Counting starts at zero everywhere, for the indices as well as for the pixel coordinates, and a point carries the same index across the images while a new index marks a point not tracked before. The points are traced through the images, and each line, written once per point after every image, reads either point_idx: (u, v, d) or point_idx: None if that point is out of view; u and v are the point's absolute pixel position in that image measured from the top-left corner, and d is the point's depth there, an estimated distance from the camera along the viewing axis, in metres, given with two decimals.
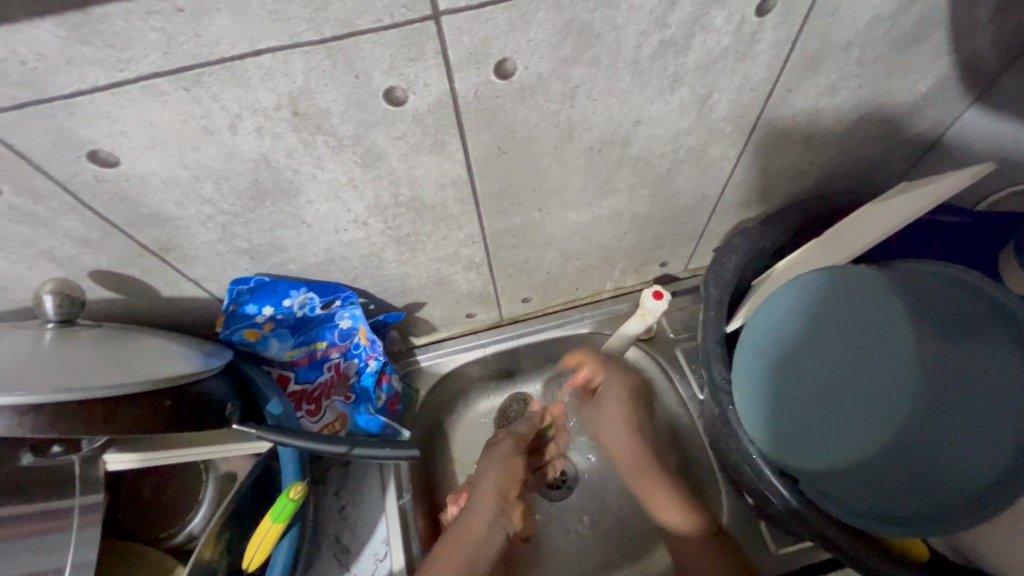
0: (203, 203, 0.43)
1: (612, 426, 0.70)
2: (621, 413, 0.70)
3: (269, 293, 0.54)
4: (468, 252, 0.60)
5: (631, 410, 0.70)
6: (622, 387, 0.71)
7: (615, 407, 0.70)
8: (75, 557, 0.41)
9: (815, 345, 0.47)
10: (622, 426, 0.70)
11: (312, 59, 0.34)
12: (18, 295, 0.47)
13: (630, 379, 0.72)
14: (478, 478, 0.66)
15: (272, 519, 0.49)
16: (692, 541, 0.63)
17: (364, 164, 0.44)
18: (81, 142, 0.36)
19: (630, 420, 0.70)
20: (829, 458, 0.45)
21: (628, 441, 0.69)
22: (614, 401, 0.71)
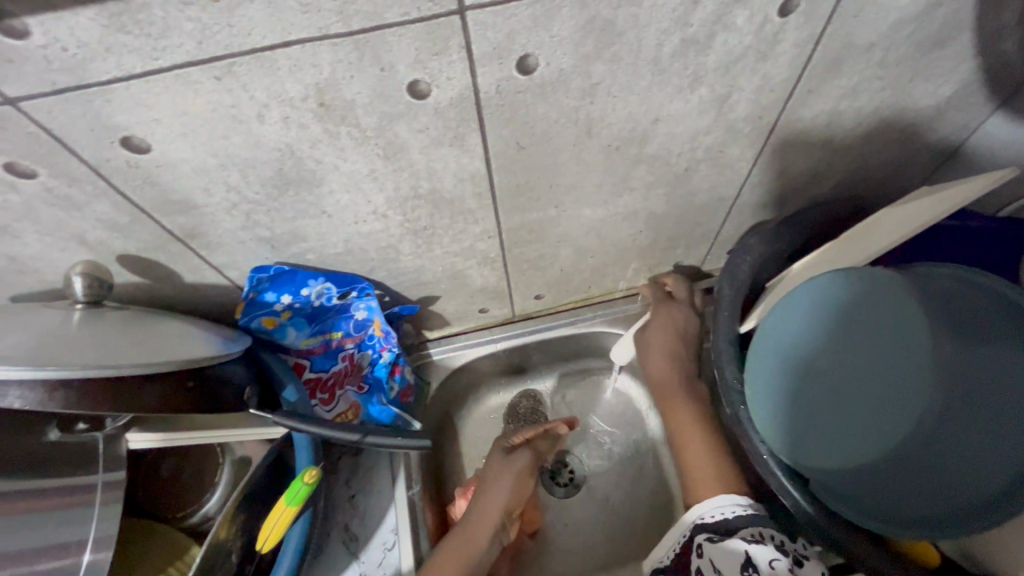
0: (229, 191, 0.44)
1: (652, 348, 0.68)
2: (665, 332, 0.69)
3: (288, 282, 0.55)
4: (484, 247, 0.61)
5: (676, 336, 0.69)
6: (669, 315, 0.70)
7: (660, 329, 0.69)
8: (97, 530, 0.43)
9: (831, 343, 0.47)
10: (665, 348, 0.68)
11: (340, 51, 0.35)
12: (48, 277, 0.48)
13: (680, 313, 0.71)
14: (479, 492, 0.63)
15: (287, 501, 0.49)
16: (706, 488, 0.54)
17: (386, 156, 0.44)
18: (116, 128, 0.37)
19: (675, 346, 0.68)
20: (840, 458, 0.45)
21: (665, 365, 0.67)
22: (660, 324, 0.70)
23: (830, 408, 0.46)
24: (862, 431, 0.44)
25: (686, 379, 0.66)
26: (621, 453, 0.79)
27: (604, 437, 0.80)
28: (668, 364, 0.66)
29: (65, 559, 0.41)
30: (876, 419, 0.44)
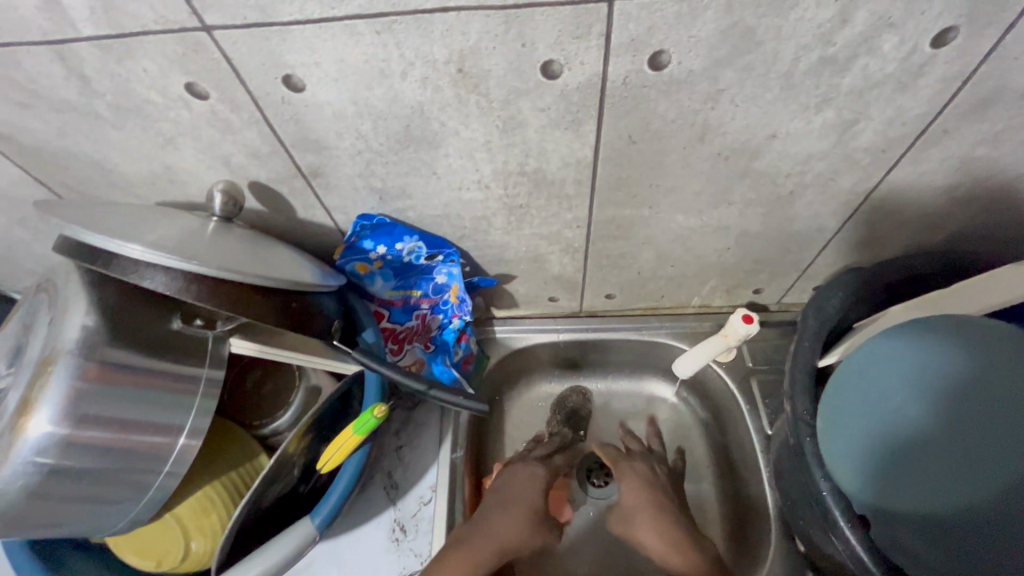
0: (357, 139, 0.48)
1: (642, 520, 0.62)
2: (640, 493, 0.64)
3: (386, 234, 0.59)
4: (570, 235, 0.62)
5: (650, 488, 0.65)
6: (632, 471, 0.67)
7: (634, 491, 0.65)
8: (195, 419, 0.47)
9: (921, 402, 0.44)
10: (651, 512, 0.62)
11: (489, 22, 0.38)
12: (190, 190, 0.54)
13: (642, 466, 0.68)
14: (505, 505, 0.62)
15: (355, 433, 0.52)
16: None
17: (504, 128, 0.47)
18: (283, 66, 0.41)
19: (654, 492, 0.65)
20: (916, 502, 0.43)
21: (660, 530, 0.60)
22: (635, 489, 0.65)
23: (915, 449, 0.43)
24: (948, 476, 0.42)
25: (683, 530, 0.60)
26: None
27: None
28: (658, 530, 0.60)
29: (164, 437, 0.46)
30: (964, 467, 0.42)
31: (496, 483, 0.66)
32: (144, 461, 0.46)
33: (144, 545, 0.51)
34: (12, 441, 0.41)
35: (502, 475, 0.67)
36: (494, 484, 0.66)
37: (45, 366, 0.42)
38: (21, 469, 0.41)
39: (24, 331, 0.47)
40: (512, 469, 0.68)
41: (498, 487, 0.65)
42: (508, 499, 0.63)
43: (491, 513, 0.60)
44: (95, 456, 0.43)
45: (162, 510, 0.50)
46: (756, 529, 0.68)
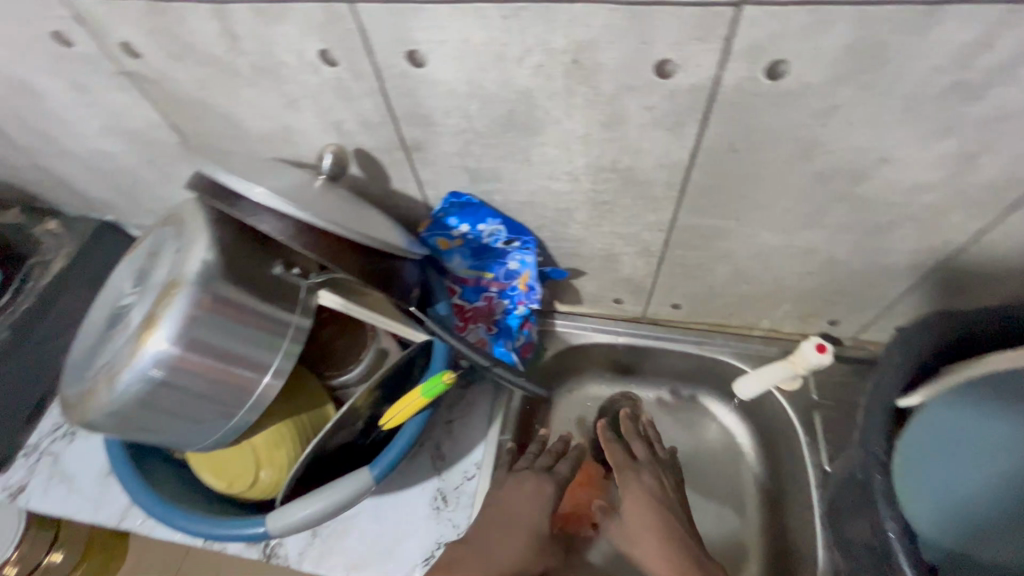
0: (463, 118, 0.51)
1: (644, 536, 0.58)
2: (645, 507, 0.60)
3: (471, 213, 0.61)
4: (649, 238, 0.62)
5: (655, 505, 0.61)
6: (637, 485, 0.63)
7: (637, 507, 0.60)
8: (280, 359, 0.51)
9: (995, 467, 0.49)
10: (655, 531, 0.58)
11: (613, 17, 0.39)
12: (300, 150, 0.59)
13: (649, 478, 0.64)
14: (507, 530, 0.56)
15: (422, 397, 0.54)
16: None
17: (606, 122, 0.48)
18: (409, 42, 0.44)
19: (660, 509, 0.60)
20: (959, 543, 0.48)
21: (661, 549, 0.56)
22: (641, 503, 0.61)
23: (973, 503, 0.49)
24: (984, 528, 0.49)
25: (689, 552, 0.56)
26: (705, 492, 0.77)
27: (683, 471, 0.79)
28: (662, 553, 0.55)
29: (252, 372, 0.50)
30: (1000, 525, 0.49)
31: (496, 494, 0.61)
32: (233, 391, 0.50)
33: (220, 465, 0.56)
34: (135, 350, 0.46)
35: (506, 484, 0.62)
36: (493, 495, 0.61)
37: (170, 289, 0.47)
38: (137, 376, 0.46)
39: (149, 256, 0.52)
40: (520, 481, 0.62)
41: (500, 500, 0.60)
42: (510, 519, 0.57)
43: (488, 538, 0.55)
44: (195, 378, 0.48)
45: (241, 437, 0.54)
46: (800, 566, 0.66)
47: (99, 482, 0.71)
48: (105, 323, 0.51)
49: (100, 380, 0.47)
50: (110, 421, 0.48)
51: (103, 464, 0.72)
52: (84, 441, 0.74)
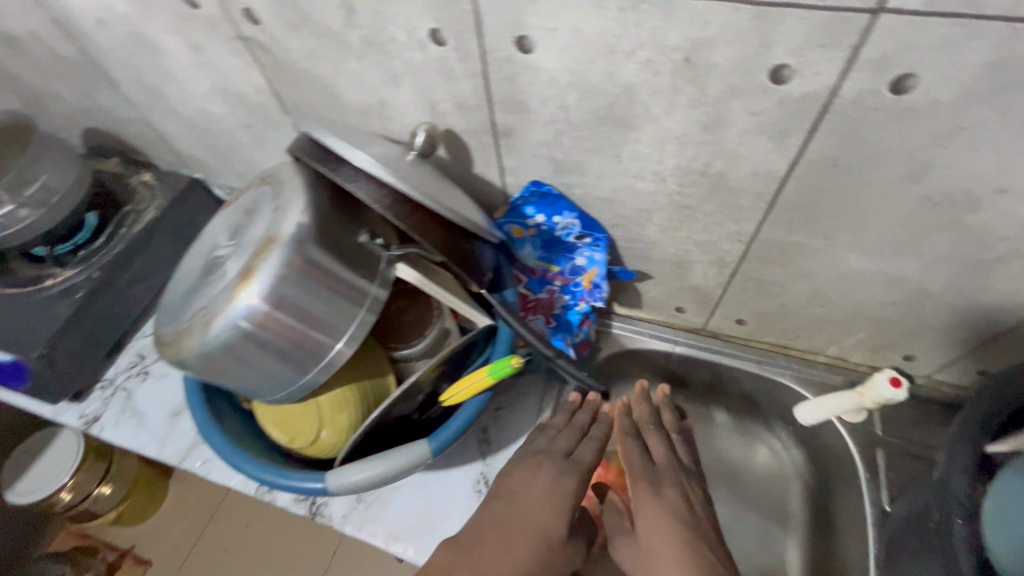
0: (559, 108, 0.51)
1: (664, 557, 0.52)
2: (668, 525, 0.53)
3: (549, 205, 0.62)
4: (726, 248, 0.61)
5: (674, 517, 0.54)
6: (653, 494, 0.57)
7: (653, 521, 0.54)
8: (353, 328, 0.53)
9: None
10: (676, 550, 0.51)
11: (737, 17, 0.39)
12: (392, 126, 0.60)
13: (669, 485, 0.58)
14: (501, 526, 0.54)
15: (491, 378, 0.56)
16: None
17: (706, 124, 0.47)
18: (521, 28, 0.45)
19: (680, 521, 0.54)
20: None
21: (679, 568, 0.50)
22: (663, 521, 0.54)
23: None
24: None
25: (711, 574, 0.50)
26: (747, 509, 0.77)
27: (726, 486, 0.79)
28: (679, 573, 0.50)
29: (327, 338, 0.52)
30: None
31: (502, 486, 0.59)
32: (308, 352, 0.52)
33: (285, 419, 0.58)
34: (230, 300, 0.48)
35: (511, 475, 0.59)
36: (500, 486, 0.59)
37: (265, 247, 0.49)
38: (227, 327, 0.48)
39: (246, 213, 0.55)
40: (523, 471, 0.59)
41: (505, 490, 0.58)
42: (508, 517, 0.55)
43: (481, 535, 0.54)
44: (277, 335, 0.50)
45: (308, 395, 0.56)
46: None
47: (168, 421, 0.76)
48: (199, 272, 0.54)
49: (194, 323, 0.50)
50: (198, 362, 0.51)
51: (172, 405, 0.77)
52: (156, 382, 0.79)
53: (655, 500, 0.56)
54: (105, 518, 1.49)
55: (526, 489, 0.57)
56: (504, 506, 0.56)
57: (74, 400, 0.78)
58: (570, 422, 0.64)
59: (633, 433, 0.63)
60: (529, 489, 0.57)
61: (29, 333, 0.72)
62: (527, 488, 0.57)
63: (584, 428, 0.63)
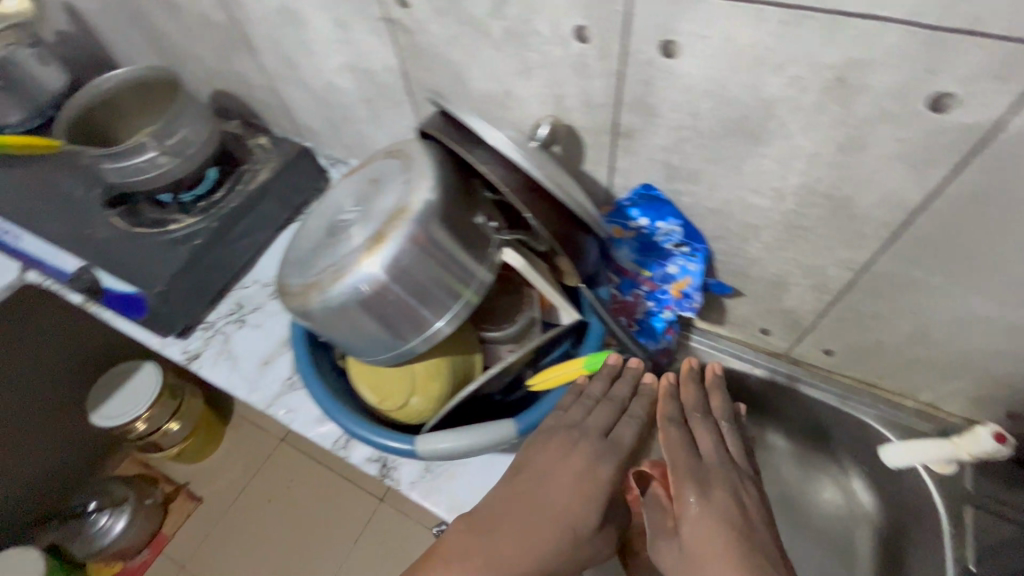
0: (688, 115, 0.52)
1: (710, 560, 0.45)
2: (714, 529, 0.47)
3: (654, 210, 0.63)
4: (832, 274, 0.60)
5: (722, 519, 0.47)
6: (700, 491, 0.50)
7: (698, 520, 0.48)
8: (457, 308, 0.56)
9: None
10: (724, 552, 0.45)
11: (907, 40, 0.38)
12: (513, 116, 0.63)
13: (718, 482, 0.51)
14: (524, 507, 0.51)
15: (586, 370, 0.60)
16: None
17: (844, 146, 0.47)
18: (670, 33, 0.46)
19: (730, 523, 0.47)
20: None
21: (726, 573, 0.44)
22: (708, 526, 0.47)
23: None
24: None
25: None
26: None
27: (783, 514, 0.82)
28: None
29: (432, 314, 0.55)
30: None
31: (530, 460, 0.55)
32: (412, 324, 0.55)
33: (380, 383, 0.61)
34: (357, 264, 0.51)
35: (539, 449, 0.55)
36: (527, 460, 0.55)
37: (393, 219, 0.52)
38: (348, 289, 0.52)
39: (371, 183, 0.58)
40: (551, 446, 0.55)
41: (533, 465, 0.54)
42: (530, 498, 0.52)
43: (501, 513, 0.51)
44: (390, 304, 0.53)
45: (404, 363, 0.59)
46: None
47: (258, 369, 0.81)
48: (323, 233, 0.58)
49: (321, 279, 0.53)
50: (317, 317, 0.54)
51: (263, 355, 0.83)
52: (251, 331, 0.85)
53: (700, 496, 0.49)
54: (167, 452, 1.61)
55: (555, 468, 0.53)
56: (529, 486, 0.53)
57: (179, 337, 0.84)
58: (608, 394, 0.59)
59: (678, 419, 0.57)
60: (558, 468, 0.53)
61: (152, 271, 0.79)
62: (556, 467, 0.53)
63: (624, 404, 0.59)
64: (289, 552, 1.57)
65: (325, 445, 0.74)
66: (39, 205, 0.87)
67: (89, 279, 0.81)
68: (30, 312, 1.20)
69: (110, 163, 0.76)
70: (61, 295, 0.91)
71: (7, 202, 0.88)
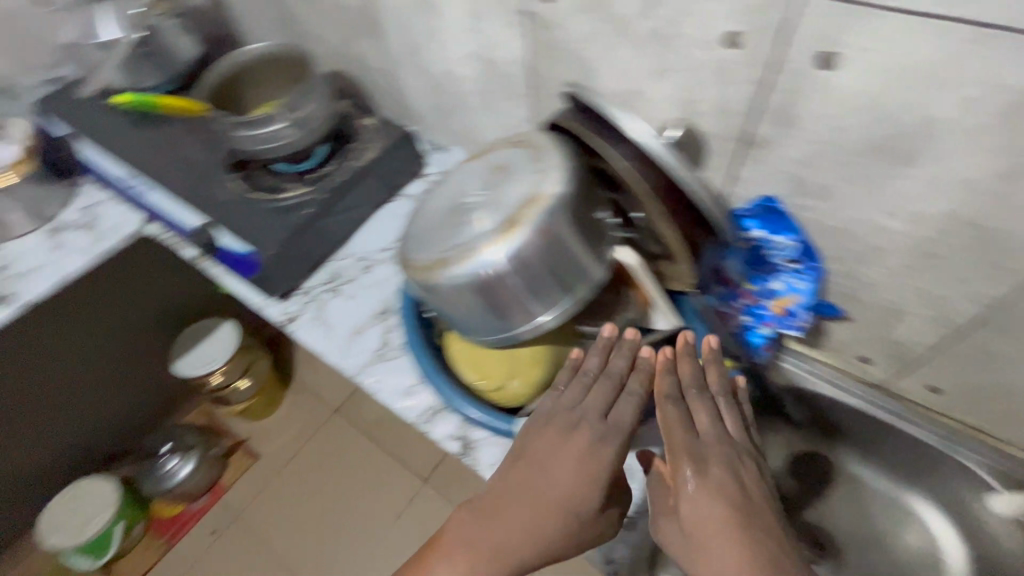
0: (832, 129, 0.51)
1: (711, 534, 0.48)
2: (711, 504, 0.49)
3: (773, 224, 0.62)
4: (958, 309, 0.57)
5: (723, 496, 0.49)
6: (700, 470, 0.51)
7: (698, 499, 0.50)
8: (565, 303, 0.57)
9: None
10: (724, 528, 0.47)
11: None
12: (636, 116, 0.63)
13: (716, 459, 0.52)
14: (523, 493, 0.55)
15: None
16: None
17: (1007, 174, 0.45)
18: (834, 43, 0.45)
19: (733, 501, 0.49)
20: None
21: (727, 546, 0.46)
22: (704, 502, 0.49)
23: None
24: None
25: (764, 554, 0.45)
26: None
27: (854, 554, 0.78)
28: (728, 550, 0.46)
29: (543, 307, 0.57)
30: None
31: (530, 446, 0.58)
32: (522, 314, 0.57)
33: (477, 363, 0.66)
34: (492, 243, 0.53)
35: (539, 434, 0.58)
36: (525, 446, 0.58)
37: (523, 210, 0.53)
38: (471, 272, 0.54)
39: (498, 169, 0.60)
40: (549, 430, 0.57)
41: (531, 451, 0.57)
42: (530, 486, 0.55)
43: (504, 498, 0.55)
44: (508, 291, 0.55)
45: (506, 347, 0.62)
46: None
47: (349, 338, 0.85)
48: (447, 213, 0.60)
49: (453, 255, 0.55)
50: (443, 291, 0.56)
51: (355, 325, 0.86)
52: (345, 301, 0.89)
53: (697, 473, 0.51)
54: (234, 407, 1.70)
55: (555, 453, 0.55)
56: (529, 473, 0.56)
57: (279, 299, 0.89)
58: (606, 371, 0.60)
59: (675, 397, 0.58)
60: (558, 453, 0.55)
61: (266, 235, 0.84)
62: (555, 453, 0.55)
63: (621, 382, 0.60)
64: (334, 518, 1.63)
65: (408, 420, 0.76)
66: (167, 163, 0.94)
67: (206, 238, 0.89)
68: (144, 271, 1.29)
69: (243, 129, 0.82)
70: (175, 249, 0.98)
71: (139, 158, 0.95)
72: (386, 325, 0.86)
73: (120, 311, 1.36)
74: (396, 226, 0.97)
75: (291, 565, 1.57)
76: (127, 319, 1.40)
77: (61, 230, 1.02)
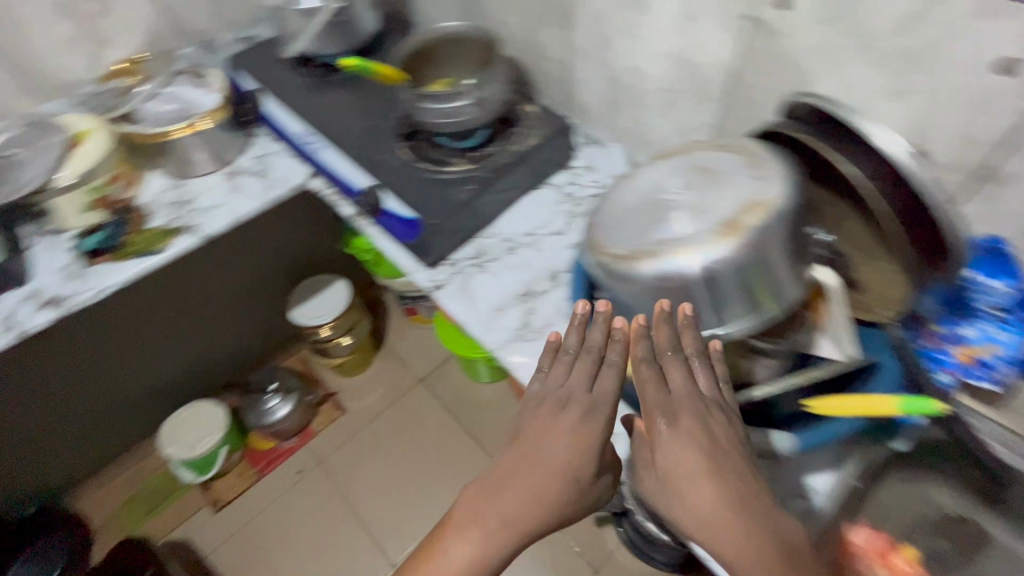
0: None
1: (687, 479, 0.53)
2: (685, 452, 0.54)
3: (996, 265, 0.65)
4: None
5: (696, 443, 0.54)
6: (674, 423, 0.55)
7: (672, 449, 0.54)
8: (756, 313, 0.60)
9: None
10: (698, 473, 0.53)
11: None
12: None
13: (688, 412, 0.56)
14: (517, 474, 0.57)
15: (900, 413, 0.58)
16: None
17: None
18: None
19: (707, 448, 0.54)
20: None
21: (703, 488, 0.52)
22: (683, 451, 0.54)
23: None
24: None
25: (736, 490, 0.52)
26: None
27: None
28: (702, 489, 0.52)
29: (732, 313, 0.59)
30: None
31: (517, 433, 0.61)
32: (707, 315, 0.60)
33: None
34: (710, 243, 0.55)
35: (528, 420, 0.61)
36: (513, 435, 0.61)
37: (735, 218, 0.56)
38: (673, 270, 0.57)
39: (700, 170, 0.61)
40: (538, 413, 0.61)
41: (520, 435, 0.60)
42: (521, 466, 0.58)
43: (500, 481, 0.58)
44: (704, 292, 0.58)
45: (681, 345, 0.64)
46: None
47: (491, 314, 0.88)
48: (642, 206, 0.62)
49: (654, 248, 0.58)
50: (644, 282, 0.59)
51: (497, 302, 0.90)
52: (491, 276, 0.93)
53: (669, 425, 0.56)
54: (332, 360, 1.81)
55: (545, 433, 0.59)
56: (519, 457, 0.58)
57: (428, 266, 0.93)
58: (585, 346, 0.64)
59: (647, 358, 0.60)
60: (547, 433, 0.59)
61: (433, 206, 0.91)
62: (545, 435, 0.59)
63: (601, 353, 0.63)
64: (410, 482, 1.70)
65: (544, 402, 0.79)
66: (351, 127, 1.02)
67: (372, 200, 0.93)
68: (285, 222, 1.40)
69: (428, 102, 0.87)
70: (333, 204, 1.06)
71: (330, 121, 1.04)
72: (527, 307, 0.89)
73: (254, 248, 1.53)
74: (539, 212, 1.00)
75: (365, 520, 1.65)
76: (256, 257, 1.57)
77: (238, 173, 1.12)
